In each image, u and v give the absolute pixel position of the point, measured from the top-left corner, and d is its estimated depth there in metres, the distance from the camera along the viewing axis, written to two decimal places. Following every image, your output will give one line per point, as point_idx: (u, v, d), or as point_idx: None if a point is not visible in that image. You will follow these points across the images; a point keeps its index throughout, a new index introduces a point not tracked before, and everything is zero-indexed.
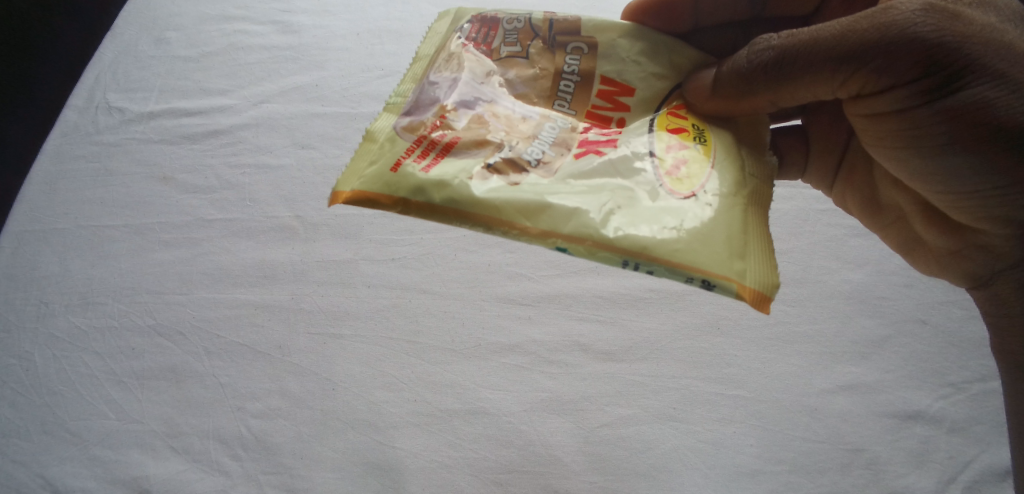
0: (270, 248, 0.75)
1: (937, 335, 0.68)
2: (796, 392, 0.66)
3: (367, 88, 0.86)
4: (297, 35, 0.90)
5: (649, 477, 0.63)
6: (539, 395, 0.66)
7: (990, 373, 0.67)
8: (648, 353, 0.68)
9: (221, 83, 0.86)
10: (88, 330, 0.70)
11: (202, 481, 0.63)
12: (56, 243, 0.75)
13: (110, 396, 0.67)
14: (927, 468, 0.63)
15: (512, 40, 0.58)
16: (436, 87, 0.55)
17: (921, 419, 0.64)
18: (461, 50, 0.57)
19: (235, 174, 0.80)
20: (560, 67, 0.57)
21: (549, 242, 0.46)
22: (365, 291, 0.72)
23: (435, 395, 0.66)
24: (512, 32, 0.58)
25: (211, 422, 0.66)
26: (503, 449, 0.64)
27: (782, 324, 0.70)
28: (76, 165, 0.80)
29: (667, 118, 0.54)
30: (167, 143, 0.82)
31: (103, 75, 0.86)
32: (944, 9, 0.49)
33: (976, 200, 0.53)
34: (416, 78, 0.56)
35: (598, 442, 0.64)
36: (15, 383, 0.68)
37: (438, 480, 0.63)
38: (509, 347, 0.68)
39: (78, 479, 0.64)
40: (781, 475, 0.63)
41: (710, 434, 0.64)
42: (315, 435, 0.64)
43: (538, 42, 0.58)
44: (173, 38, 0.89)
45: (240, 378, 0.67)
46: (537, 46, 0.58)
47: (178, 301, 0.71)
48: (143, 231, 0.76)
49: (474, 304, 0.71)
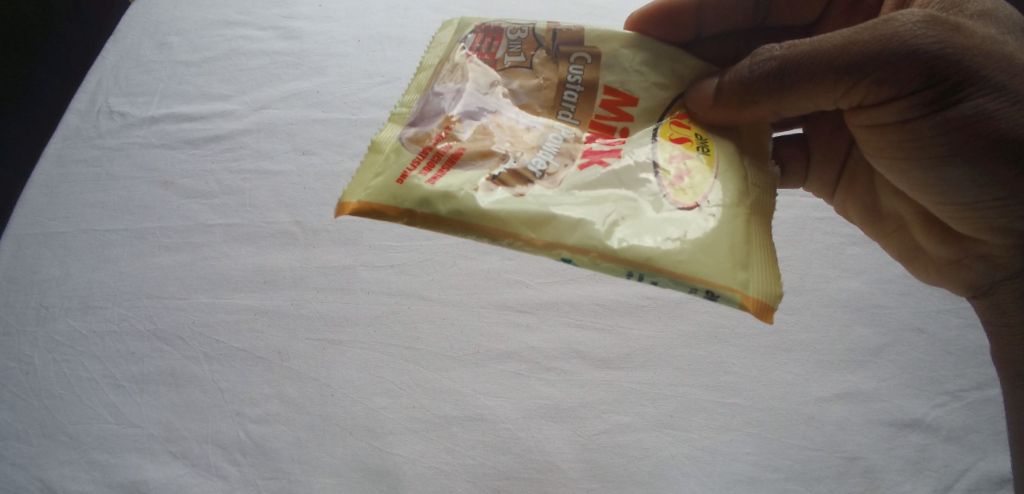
0: (270, 253, 0.75)
1: (935, 344, 0.69)
2: (794, 399, 0.66)
3: (368, 94, 0.86)
4: (299, 41, 0.90)
5: (647, 484, 0.63)
6: (537, 402, 0.66)
7: (987, 381, 0.67)
8: (646, 360, 0.68)
9: (222, 88, 0.86)
10: (88, 334, 0.71)
11: (200, 485, 0.64)
12: (56, 246, 0.75)
13: (110, 400, 0.67)
14: (924, 476, 0.63)
15: (514, 51, 0.58)
16: (441, 99, 0.55)
17: (918, 428, 0.65)
18: (465, 62, 0.58)
19: (236, 179, 0.80)
20: (563, 77, 0.57)
21: (555, 254, 0.46)
22: (365, 296, 0.72)
23: (433, 401, 0.66)
24: (515, 43, 0.59)
25: (210, 426, 0.66)
26: (501, 456, 0.64)
27: (780, 333, 0.70)
28: (77, 169, 0.80)
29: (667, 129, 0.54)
30: (169, 147, 0.82)
31: (105, 79, 0.86)
32: (945, 21, 0.50)
33: (976, 211, 0.53)
34: (422, 90, 0.57)
35: (596, 449, 0.64)
36: (15, 386, 0.68)
37: (436, 486, 0.63)
38: (507, 354, 0.68)
39: (76, 482, 0.64)
40: (779, 482, 0.63)
41: (707, 441, 0.64)
42: (313, 440, 0.65)
43: (540, 52, 0.58)
44: (175, 43, 0.90)
45: (240, 383, 0.68)
46: (540, 56, 0.58)
47: (178, 306, 0.72)
48: (143, 235, 0.76)
49: (473, 311, 0.71)
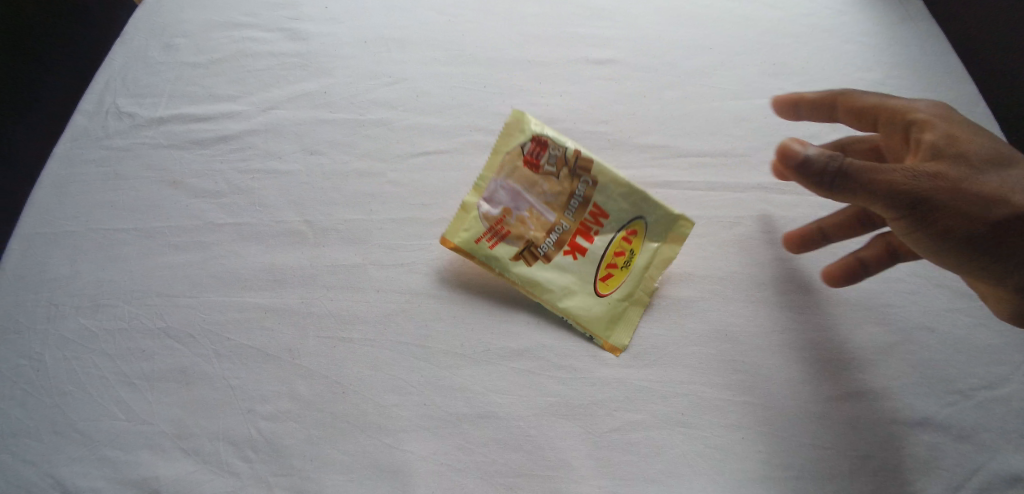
0: (280, 252, 0.75)
1: (944, 342, 0.69)
2: (803, 398, 0.66)
3: (374, 95, 0.87)
4: (305, 42, 0.91)
5: (656, 482, 0.63)
6: (547, 400, 0.66)
7: (997, 380, 0.67)
8: (655, 359, 0.68)
9: (229, 89, 0.87)
10: (98, 332, 0.71)
11: (212, 482, 0.64)
12: (67, 245, 0.75)
13: (120, 397, 0.68)
14: (934, 475, 0.63)
15: (552, 176, 0.74)
16: (505, 159, 0.74)
17: (927, 426, 0.65)
18: (523, 162, 0.74)
19: (245, 179, 0.80)
20: (590, 194, 0.73)
21: None
22: (374, 295, 0.72)
23: (443, 398, 0.66)
24: (554, 160, 0.74)
25: (221, 424, 0.66)
26: (511, 453, 0.64)
27: (788, 331, 0.70)
28: (88, 169, 0.80)
29: (623, 245, 0.73)
30: (176, 148, 0.82)
31: (113, 80, 0.87)
32: None
33: None
34: (493, 153, 0.75)
35: (606, 447, 0.64)
36: (25, 383, 0.69)
37: (447, 483, 0.63)
38: (516, 351, 0.69)
39: (88, 480, 0.64)
40: (789, 480, 0.63)
41: (717, 439, 0.64)
42: (324, 438, 0.65)
43: (572, 183, 0.74)
44: (182, 44, 0.90)
45: (250, 381, 0.68)
46: (572, 181, 0.74)
47: (188, 304, 0.72)
48: (152, 235, 0.76)
49: (482, 309, 0.72)
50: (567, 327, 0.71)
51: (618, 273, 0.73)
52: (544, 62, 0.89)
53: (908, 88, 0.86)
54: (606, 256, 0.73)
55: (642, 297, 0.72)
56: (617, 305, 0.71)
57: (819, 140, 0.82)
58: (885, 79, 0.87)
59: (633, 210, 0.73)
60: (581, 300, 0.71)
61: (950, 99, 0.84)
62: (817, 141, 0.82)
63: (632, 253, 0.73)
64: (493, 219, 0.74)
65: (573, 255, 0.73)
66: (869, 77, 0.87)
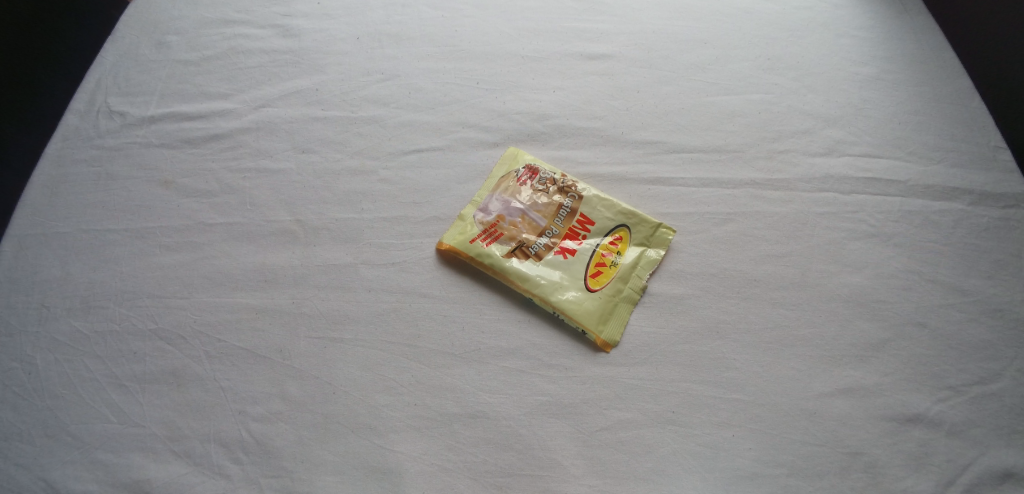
0: (271, 252, 0.75)
1: (937, 338, 0.68)
2: (795, 395, 0.66)
3: (367, 91, 0.86)
4: (298, 39, 0.90)
5: (648, 480, 0.63)
6: (538, 399, 0.66)
7: (988, 375, 0.67)
8: (647, 356, 0.68)
9: (222, 87, 0.86)
10: (89, 334, 0.70)
11: (202, 484, 0.64)
12: (56, 246, 0.75)
13: (111, 399, 0.67)
14: (926, 471, 0.63)
15: (541, 191, 0.79)
16: (499, 178, 0.80)
17: (920, 422, 0.65)
18: (516, 182, 0.80)
19: (236, 178, 0.80)
20: (578, 205, 0.78)
21: None
22: (365, 294, 0.72)
23: (435, 398, 0.66)
24: (543, 179, 0.80)
25: (212, 425, 0.66)
26: (503, 452, 0.64)
27: (781, 327, 0.70)
28: (77, 169, 0.80)
29: (610, 248, 0.75)
30: (168, 147, 0.82)
31: (104, 79, 0.86)
32: None
33: None
34: (489, 175, 0.81)
35: (597, 446, 0.64)
36: (16, 387, 0.68)
37: (437, 483, 0.63)
38: (508, 351, 0.69)
39: (79, 482, 0.64)
40: (781, 478, 0.63)
41: (710, 437, 0.64)
42: (316, 438, 0.65)
43: (560, 196, 0.79)
44: (174, 42, 0.90)
45: (241, 382, 0.68)
46: (560, 195, 0.79)
47: (180, 305, 0.72)
48: (143, 235, 0.76)
49: (474, 307, 0.71)
50: (559, 325, 0.71)
51: (607, 271, 0.74)
52: (538, 58, 0.89)
53: (904, 82, 0.85)
54: (594, 257, 0.75)
55: (631, 294, 0.72)
56: (606, 301, 0.72)
57: (813, 134, 0.82)
58: (880, 73, 0.86)
59: (617, 218, 0.77)
60: (571, 295, 0.72)
61: (946, 92, 0.84)
62: (811, 136, 0.82)
63: (619, 255, 0.75)
64: (487, 223, 0.77)
65: (563, 255, 0.75)
66: (864, 71, 0.87)
